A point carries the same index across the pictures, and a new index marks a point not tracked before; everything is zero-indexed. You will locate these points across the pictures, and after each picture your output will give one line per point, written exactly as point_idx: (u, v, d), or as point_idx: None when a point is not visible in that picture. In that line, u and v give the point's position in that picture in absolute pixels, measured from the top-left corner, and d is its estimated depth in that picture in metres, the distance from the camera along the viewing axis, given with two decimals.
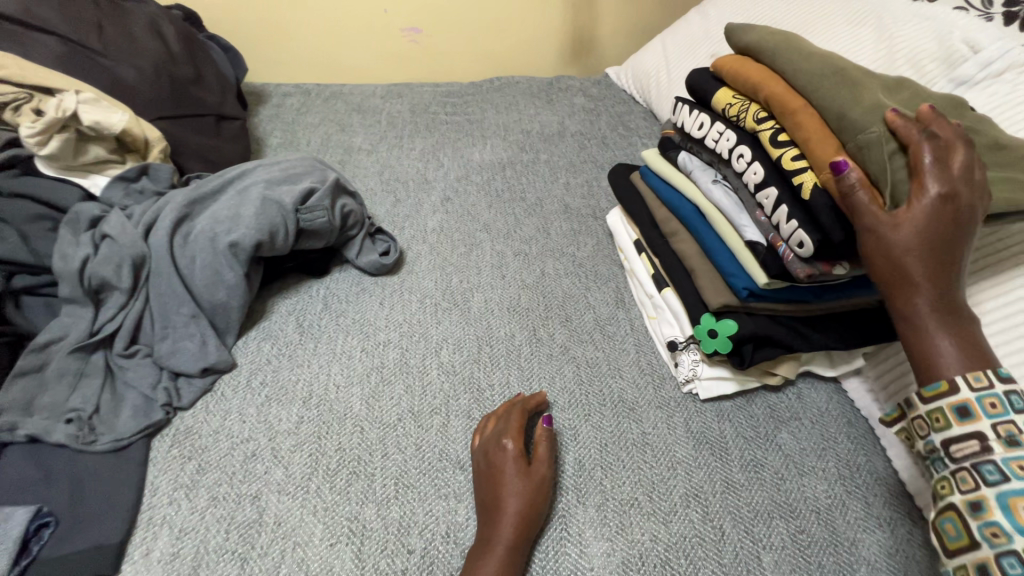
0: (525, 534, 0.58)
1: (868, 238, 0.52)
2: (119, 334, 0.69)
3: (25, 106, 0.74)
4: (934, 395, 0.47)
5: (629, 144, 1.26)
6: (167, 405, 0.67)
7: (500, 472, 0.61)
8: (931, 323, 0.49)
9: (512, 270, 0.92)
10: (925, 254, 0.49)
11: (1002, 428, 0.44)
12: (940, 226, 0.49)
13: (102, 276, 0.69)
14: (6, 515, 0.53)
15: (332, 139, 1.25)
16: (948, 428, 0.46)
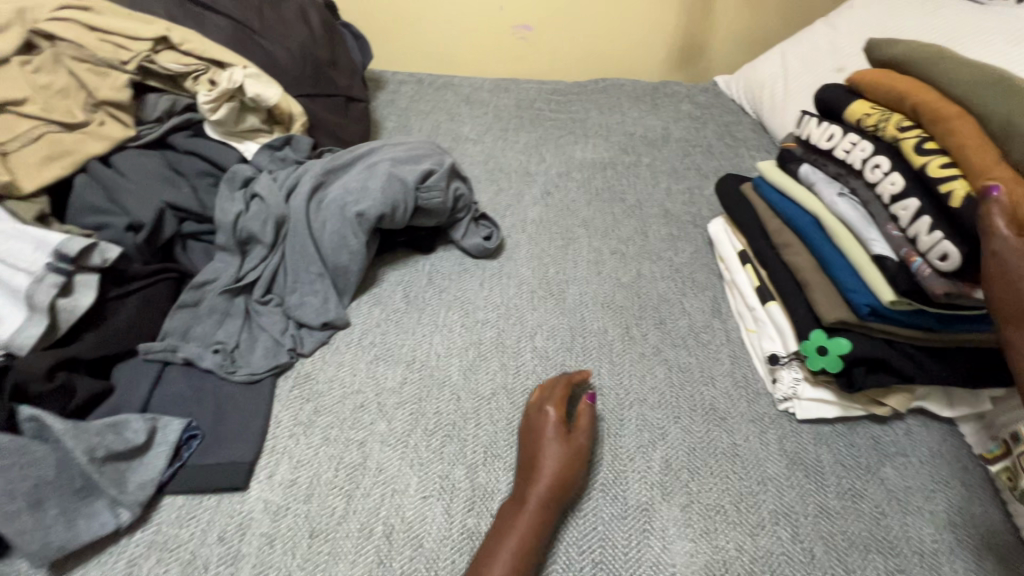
0: (558, 502, 0.60)
1: (1008, 257, 0.48)
2: (258, 283, 0.78)
3: (203, 77, 0.84)
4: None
5: (736, 154, 1.23)
6: (293, 350, 0.75)
7: (537, 440, 0.64)
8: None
9: (608, 267, 0.93)
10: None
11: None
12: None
13: (251, 230, 0.77)
14: (165, 423, 0.62)
15: (442, 126, 1.32)
16: None
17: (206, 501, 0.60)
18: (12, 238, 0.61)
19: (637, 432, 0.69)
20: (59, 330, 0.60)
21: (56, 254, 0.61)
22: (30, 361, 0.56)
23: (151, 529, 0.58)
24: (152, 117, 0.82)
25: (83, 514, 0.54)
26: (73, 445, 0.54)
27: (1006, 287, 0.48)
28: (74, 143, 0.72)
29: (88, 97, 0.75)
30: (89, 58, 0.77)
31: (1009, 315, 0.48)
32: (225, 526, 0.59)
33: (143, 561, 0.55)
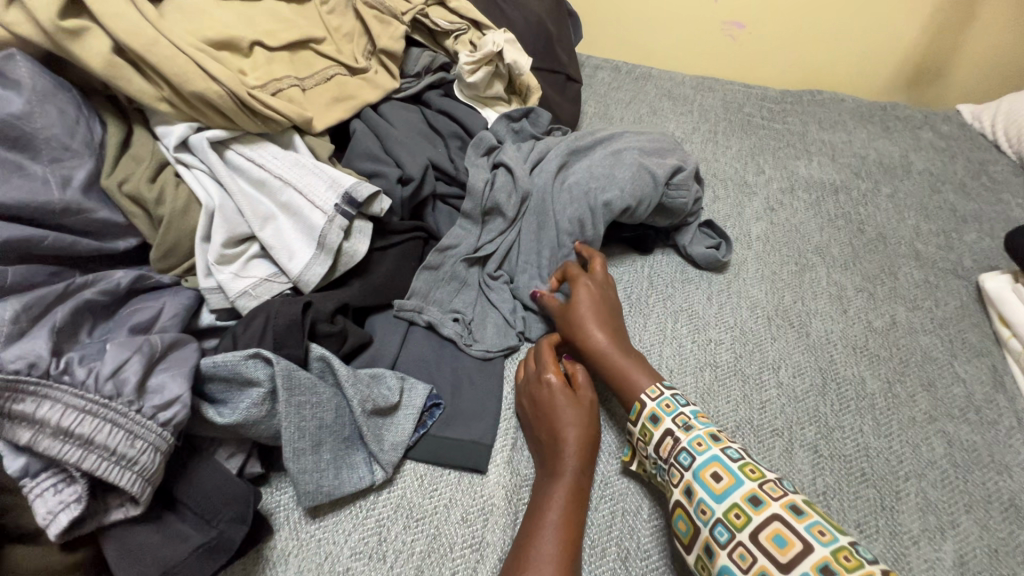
0: (583, 476, 0.56)
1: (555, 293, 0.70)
2: (493, 257, 0.74)
3: (463, 37, 0.82)
4: (636, 416, 0.58)
5: (997, 198, 1.05)
6: (521, 332, 0.72)
7: (547, 402, 0.60)
8: (602, 360, 0.63)
9: (855, 307, 0.81)
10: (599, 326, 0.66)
11: (678, 418, 0.56)
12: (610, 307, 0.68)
13: (498, 200, 0.73)
14: (413, 385, 0.60)
15: (644, 120, 1.24)
16: (653, 434, 0.56)
17: (447, 475, 0.58)
18: (311, 172, 0.59)
19: (917, 512, 0.58)
20: (334, 273, 0.60)
21: (346, 197, 0.59)
22: (320, 302, 0.56)
23: (396, 492, 0.56)
24: (412, 72, 0.82)
25: (347, 464, 0.54)
26: (351, 393, 0.54)
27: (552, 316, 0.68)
28: (356, 87, 0.72)
29: (369, 44, 0.75)
30: (378, 6, 0.77)
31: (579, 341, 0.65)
32: (467, 507, 0.56)
33: (390, 524, 0.54)
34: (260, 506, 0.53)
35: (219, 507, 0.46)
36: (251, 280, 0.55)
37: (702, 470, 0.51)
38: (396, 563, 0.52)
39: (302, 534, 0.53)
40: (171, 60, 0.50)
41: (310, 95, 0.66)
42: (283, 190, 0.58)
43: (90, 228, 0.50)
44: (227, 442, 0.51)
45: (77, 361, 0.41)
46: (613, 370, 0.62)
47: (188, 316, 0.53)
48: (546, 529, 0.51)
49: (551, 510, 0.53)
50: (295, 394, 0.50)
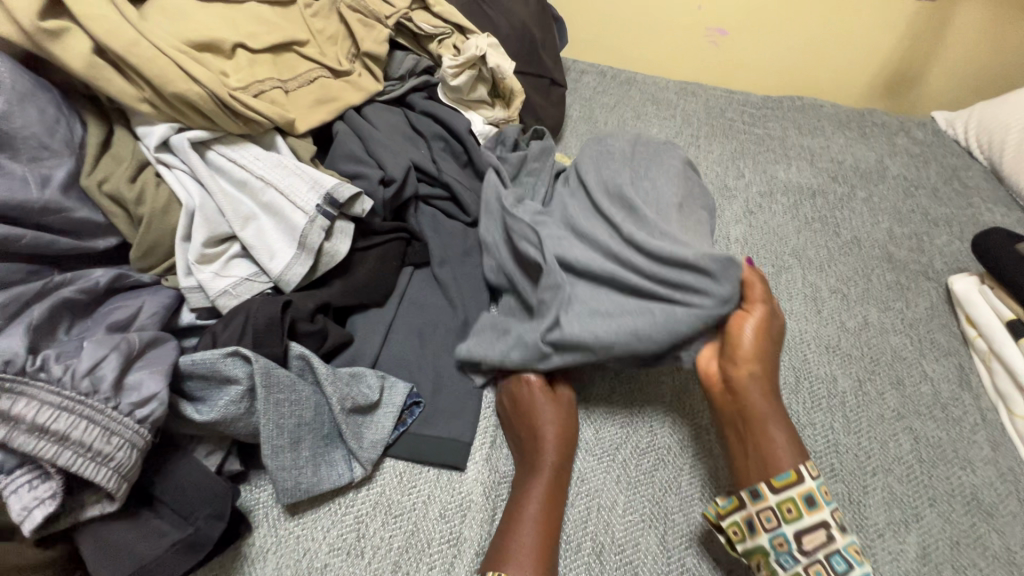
0: (560, 471, 0.58)
1: (768, 325, 0.59)
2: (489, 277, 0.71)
3: (447, 41, 0.83)
4: (786, 486, 0.51)
5: (968, 203, 1.08)
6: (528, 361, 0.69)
7: (526, 400, 0.61)
8: (766, 423, 0.55)
9: (829, 308, 0.83)
10: (771, 371, 0.58)
11: (835, 510, 0.51)
12: (775, 338, 0.60)
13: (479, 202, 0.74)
14: (393, 383, 0.61)
15: (628, 124, 1.25)
16: (799, 517, 0.50)
17: (426, 472, 0.59)
18: (292, 173, 0.60)
19: (883, 506, 0.60)
20: (316, 273, 0.61)
21: (328, 198, 0.60)
22: (301, 301, 0.57)
23: (375, 490, 0.57)
24: (396, 75, 0.83)
25: (325, 461, 0.54)
26: (330, 390, 0.54)
27: (750, 349, 0.57)
28: (339, 89, 0.72)
29: (353, 47, 0.76)
30: (362, 10, 0.78)
31: (741, 367, 0.57)
32: (445, 504, 0.56)
33: (369, 521, 0.55)
34: (240, 504, 0.54)
35: (197, 503, 0.47)
36: (232, 280, 0.56)
37: None
38: (375, 559, 0.53)
39: (281, 531, 0.53)
40: (151, 61, 0.51)
41: (292, 96, 0.67)
42: (265, 191, 0.58)
43: (69, 227, 0.50)
44: (206, 440, 0.51)
45: (54, 358, 0.41)
46: (756, 434, 0.54)
47: (168, 315, 0.53)
48: (524, 525, 0.53)
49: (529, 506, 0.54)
50: (274, 392, 0.50)
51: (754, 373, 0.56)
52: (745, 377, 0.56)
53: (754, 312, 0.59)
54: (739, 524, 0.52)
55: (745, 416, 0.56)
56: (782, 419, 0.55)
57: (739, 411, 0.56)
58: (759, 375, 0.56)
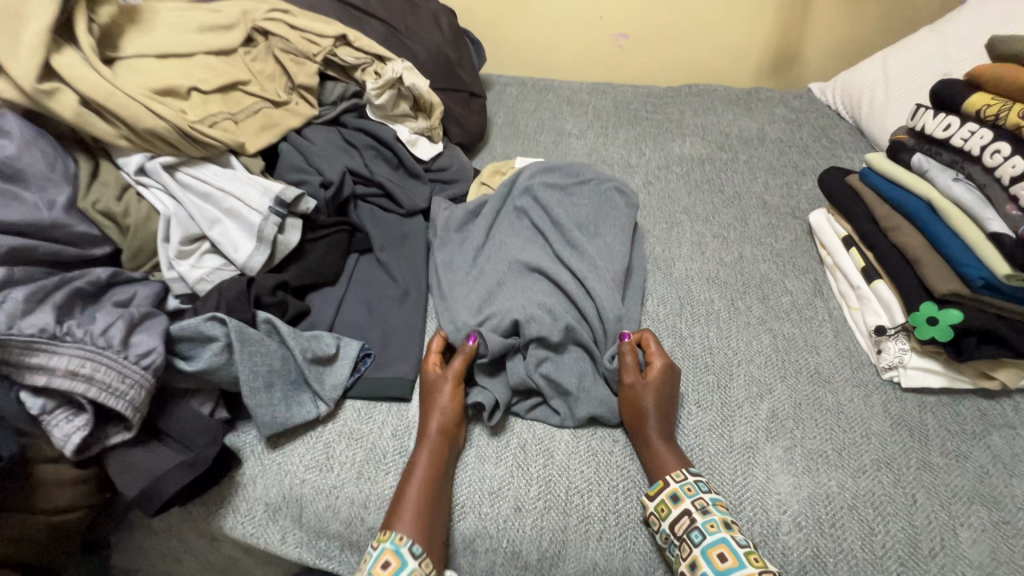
0: (450, 438, 0.66)
1: (637, 392, 0.68)
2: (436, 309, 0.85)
3: (369, 69, 1.00)
4: (656, 493, 0.62)
5: (833, 155, 1.28)
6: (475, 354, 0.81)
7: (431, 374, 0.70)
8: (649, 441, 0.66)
9: (711, 249, 1.01)
10: (652, 399, 0.67)
11: (697, 501, 0.60)
12: (660, 403, 0.68)
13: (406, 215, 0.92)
14: (348, 342, 0.75)
15: (546, 122, 1.43)
16: (669, 513, 0.60)
17: (379, 406, 0.73)
18: (246, 183, 0.75)
19: (744, 386, 0.76)
20: (274, 260, 0.75)
21: (277, 200, 0.75)
22: (263, 280, 0.72)
23: (338, 423, 0.71)
24: (329, 101, 0.99)
25: (295, 402, 0.69)
26: (293, 344, 0.69)
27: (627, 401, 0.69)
28: (280, 116, 0.88)
29: (288, 82, 0.93)
30: (293, 51, 0.95)
31: (633, 417, 0.68)
32: (396, 426, 0.71)
33: (336, 445, 0.69)
34: (230, 445, 0.67)
35: (195, 436, 0.60)
36: (206, 270, 0.71)
37: (710, 549, 0.57)
38: (343, 471, 0.67)
39: (265, 461, 0.67)
40: (125, 106, 0.66)
41: (241, 125, 0.83)
42: (226, 199, 0.73)
43: (72, 239, 0.64)
44: (199, 393, 0.65)
45: (76, 326, 0.55)
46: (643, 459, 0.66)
47: (158, 300, 0.68)
48: (415, 481, 0.61)
49: (420, 462, 0.63)
50: (247, 346, 0.65)
51: (641, 415, 0.67)
52: (639, 421, 0.67)
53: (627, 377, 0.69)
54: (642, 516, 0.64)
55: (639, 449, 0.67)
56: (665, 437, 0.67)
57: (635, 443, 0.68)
58: (639, 419, 0.67)
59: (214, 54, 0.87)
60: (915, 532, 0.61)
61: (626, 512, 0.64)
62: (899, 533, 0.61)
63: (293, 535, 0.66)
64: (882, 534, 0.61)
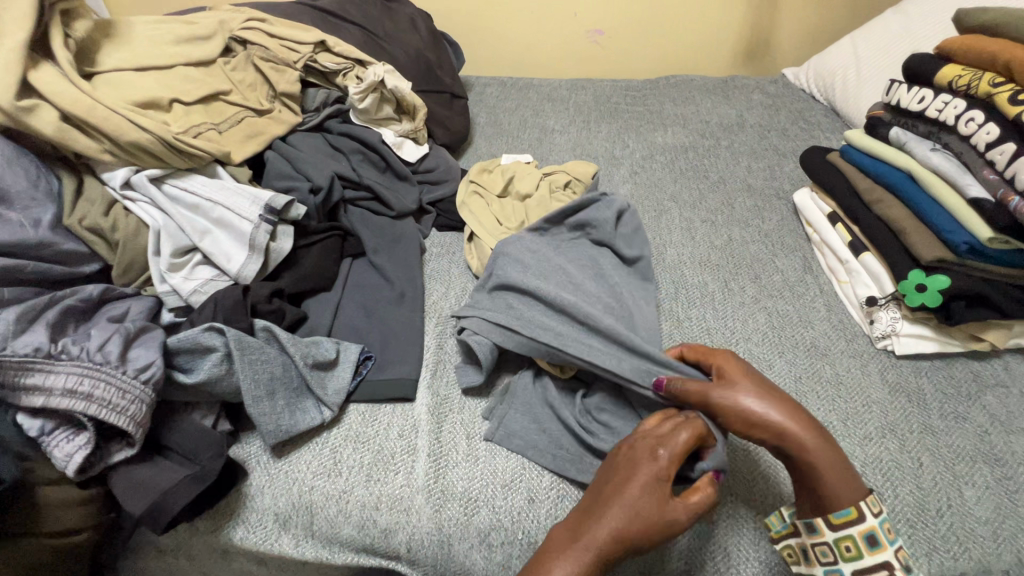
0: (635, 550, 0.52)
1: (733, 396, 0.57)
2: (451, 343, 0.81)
3: (350, 73, 1.00)
4: (846, 522, 0.51)
5: (811, 136, 1.30)
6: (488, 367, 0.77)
7: (633, 466, 0.55)
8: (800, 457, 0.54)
9: (701, 233, 1.02)
10: (777, 403, 0.56)
11: (898, 552, 0.51)
12: (768, 394, 0.57)
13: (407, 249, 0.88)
14: (347, 345, 0.74)
15: (529, 120, 1.43)
16: (858, 556, 0.51)
17: (384, 408, 0.73)
18: (235, 193, 0.74)
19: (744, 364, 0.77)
20: (268, 268, 0.75)
21: (267, 208, 0.74)
22: (258, 287, 0.71)
23: (344, 428, 0.70)
24: (312, 107, 0.99)
25: (299, 409, 0.68)
26: (292, 350, 0.68)
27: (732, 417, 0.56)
28: (264, 125, 0.88)
29: (270, 90, 0.92)
30: (273, 59, 0.94)
31: (771, 426, 0.55)
32: (401, 426, 0.70)
33: (343, 450, 0.68)
34: (235, 457, 0.66)
35: (201, 449, 0.59)
36: (200, 281, 0.70)
37: None
38: (351, 475, 0.66)
39: (271, 470, 0.66)
40: (107, 119, 0.66)
41: (225, 135, 0.82)
42: (215, 209, 0.72)
43: (60, 257, 0.63)
44: (201, 405, 0.64)
45: (71, 343, 0.55)
46: (808, 480, 0.54)
47: (152, 315, 0.66)
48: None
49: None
50: (247, 353, 0.64)
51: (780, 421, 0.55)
52: (778, 428, 0.55)
53: (711, 382, 0.59)
54: (794, 548, 0.55)
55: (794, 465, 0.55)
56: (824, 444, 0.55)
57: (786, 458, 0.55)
58: (783, 426, 0.55)
59: (193, 65, 0.86)
60: (923, 495, 0.62)
61: None
62: (908, 496, 0.62)
63: (306, 544, 0.65)
64: (892, 499, 0.62)
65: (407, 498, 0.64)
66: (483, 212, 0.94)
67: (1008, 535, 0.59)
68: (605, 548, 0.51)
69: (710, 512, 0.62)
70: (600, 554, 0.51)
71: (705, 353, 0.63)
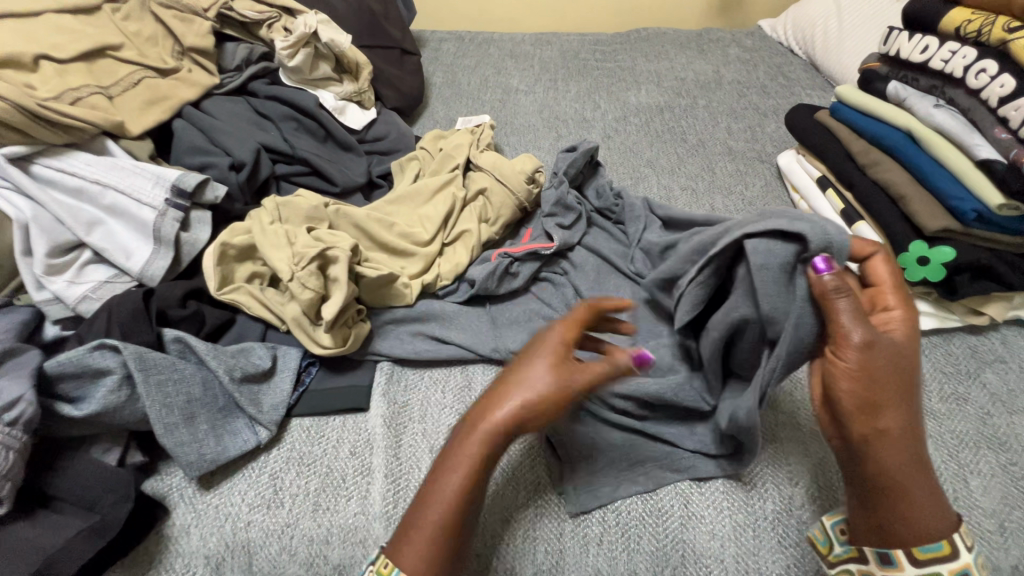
0: (503, 441, 0.48)
1: (884, 354, 0.45)
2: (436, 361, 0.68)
3: (277, 24, 0.85)
4: (927, 555, 0.44)
5: (792, 94, 1.22)
6: (461, 371, 0.68)
7: (534, 353, 0.51)
8: (901, 466, 0.45)
9: (681, 203, 0.93)
10: (902, 403, 0.45)
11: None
12: (902, 371, 0.45)
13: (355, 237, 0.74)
14: (285, 351, 0.64)
15: (490, 79, 1.29)
16: None
17: (332, 421, 0.63)
18: (132, 173, 0.62)
19: None
20: (181, 264, 0.62)
21: (173, 190, 0.62)
22: (166, 290, 0.59)
23: (285, 448, 0.60)
24: (232, 66, 0.84)
25: (227, 431, 0.57)
26: (214, 363, 0.57)
27: (850, 391, 0.45)
28: (168, 88, 0.73)
29: (175, 44, 0.77)
30: (175, 5, 0.78)
31: (879, 425, 0.45)
32: (353, 443, 0.61)
33: (284, 474, 0.58)
34: (151, 493, 0.56)
35: (99, 494, 0.49)
36: (91, 284, 0.58)
37: None
38: (295, 505, 0.56)
39: (198, 506, 0.55)
40: None
41: (116, 100, 0.67)
42: (105, 195, 0.60)
43: None
44: (101, 439, 0.54)
45: None
46: (891, 492, 0.45)
47: (28, 331, 0.55)
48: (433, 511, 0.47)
49: (445, 477, 0.48)
50: (153, 373, 0.53)
51: (883, 425, 0.45)
52: (874, 435, 0.45)
53: (855, 337, 0.44)
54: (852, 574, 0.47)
55: (869, 484, 0.45)
56: (917, 466, 0.45)
57: (866, 467, 0.46)
58: (882, 433, 0.45)
59: (70, 13, 0.70)
60: None
61: (625, 509, 0.57)
62: None
63: None
64: None
65: (362, 529, 0.55)
66: (421, 189, 0.80)
67: (1015, 528, 0.55)
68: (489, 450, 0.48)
69: (704, 521, 0.56)
70: (486, 458, 0.47)
71: (889, 285, 0.49)
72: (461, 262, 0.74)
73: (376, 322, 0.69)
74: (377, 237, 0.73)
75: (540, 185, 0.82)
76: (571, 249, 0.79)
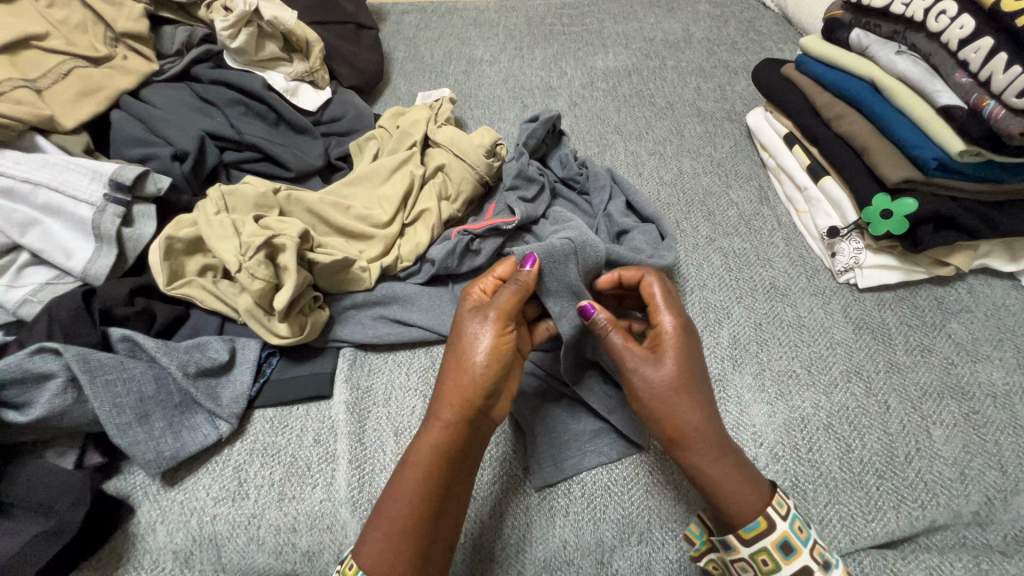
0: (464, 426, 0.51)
1: (647, 369, 0.51)
2: (399, 344, 0.68)
3: (216, 4, 0.80)
4: (750, 535, 0.46)
5: (763, 49, 1.19)
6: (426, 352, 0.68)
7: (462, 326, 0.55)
8: (709, 463, 0.48)
9: (649, 168, 0.91)
10: (694, 402, 0.50)
11: (816, 550, 0.46)
12: (680, 380, 0.50)
13: (310, 223, 0.72)
14: (244, 344, 0.63)
15: (453, 50, 1.24)
16: (779, 568, 0.46)
17: (295, 411, 0.62)
18: (65, 169, 0.60)
19: (701, 314, 0.70)
20: (127, 260, 0.61)
21: (109, 184, 0.60)
22: (110, 288, 0.58)
23: (249, 440, 0.60)
24: (172, 51, 0.81)
25: (186, 427, 0.57)
26: (165, 360, 0.56)
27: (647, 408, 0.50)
28: (102, 77, 0.70)
29: (106, 31, 0.73)
30: None
31: (676, 431, 0.49)
32: (317, 431, 0.61)
33: (248, 466, 0.58)
34: (115, 493, 0.55)
35: (55, 498, 0.49)
36: (30, 288, 0.57)
37: None
38: (260, 495, 0.56)
39: (162, 502, 0.55)
40: None
41: (46, 93, 0.65)
42: (38, 193, 0.59)
43: None
44: (56, 442, 0.54)
45: None
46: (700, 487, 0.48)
47: None
48: (395, 501, 0.47)
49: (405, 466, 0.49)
50: (99, 375, 0.52)
51: (684, 430, 0.49)
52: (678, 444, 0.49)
53: (629, 360, 0.51)
54: (717, 562, 0.50)
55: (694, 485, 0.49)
56: (725, 455, 0.49)
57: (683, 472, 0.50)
58: (679, 431, 0.49)
59: None
60: (889, 441, 0.58)
61: (590, 479, 0.57)
62: (876, 444, 0.58)
63: None
64: (859, 449, 0.58)
65: (329, 515, 0.55)
66: (377, 169, 0.77)
67: (975, 474, 0.55)
68: (457, 426, 0.51)
69: (669, 486, 0.56)
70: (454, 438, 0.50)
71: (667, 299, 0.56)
72: (420, 242, 0.72)
73: (337, 308, 0.68)
74: (334, 223, 0.71)
75: (501, 158, 0.80)
76: (535, 222, 0.77)
